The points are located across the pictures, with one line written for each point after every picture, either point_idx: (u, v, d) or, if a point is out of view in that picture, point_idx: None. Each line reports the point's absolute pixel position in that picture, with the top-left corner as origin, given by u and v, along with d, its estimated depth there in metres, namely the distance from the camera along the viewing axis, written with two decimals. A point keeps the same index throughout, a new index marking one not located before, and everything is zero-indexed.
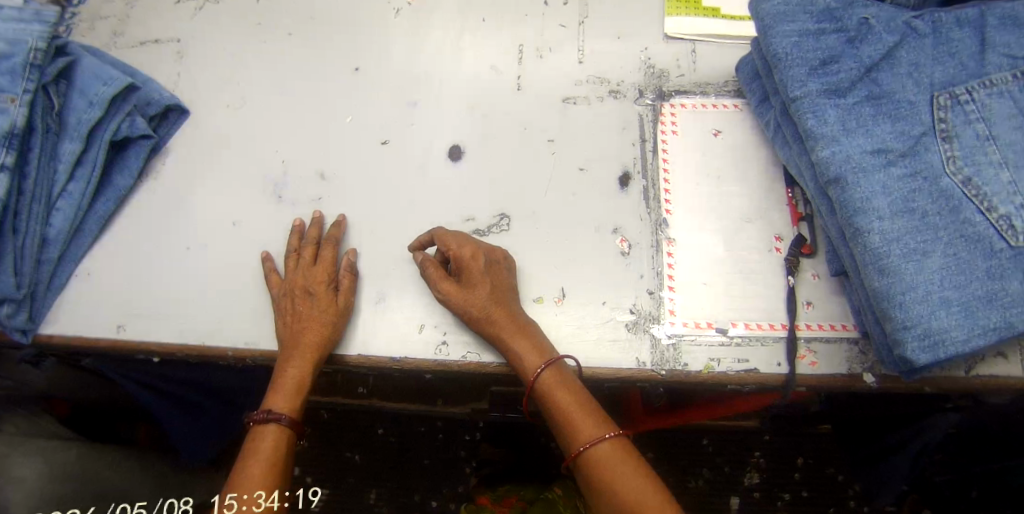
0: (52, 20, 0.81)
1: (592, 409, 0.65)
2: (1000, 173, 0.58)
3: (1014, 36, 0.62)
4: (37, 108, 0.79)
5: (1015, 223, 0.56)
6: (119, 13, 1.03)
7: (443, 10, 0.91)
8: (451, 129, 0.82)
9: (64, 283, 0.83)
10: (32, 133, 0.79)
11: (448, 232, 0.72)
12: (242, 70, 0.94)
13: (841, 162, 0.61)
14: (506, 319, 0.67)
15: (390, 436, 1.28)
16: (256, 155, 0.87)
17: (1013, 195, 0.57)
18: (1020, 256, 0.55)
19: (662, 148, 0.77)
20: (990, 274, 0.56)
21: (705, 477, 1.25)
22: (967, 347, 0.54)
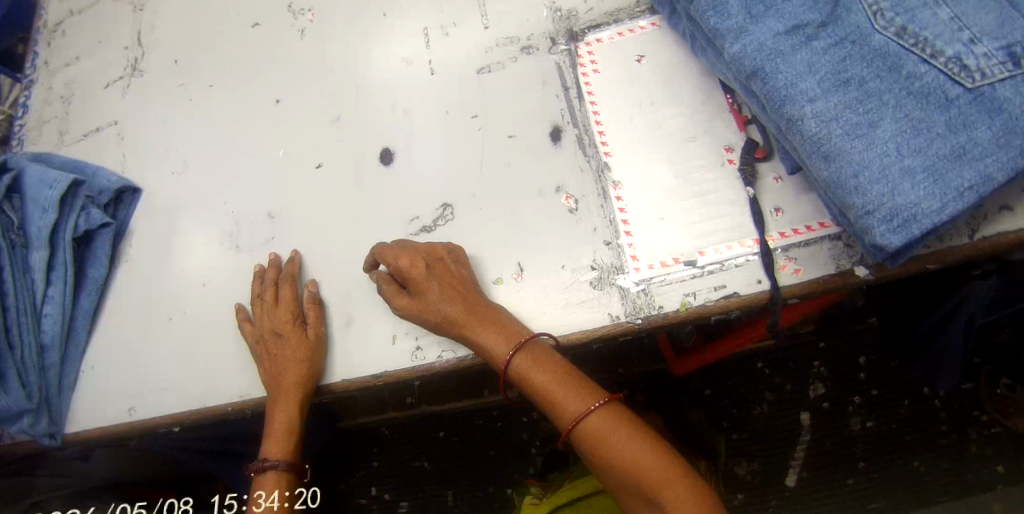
0: None
1: (574, 382, 0.62)
2: (938, 12, 0.52)
3: None
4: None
5: (966, 62, 0.50)
6: (60, 112, 1.08)
7: (345, 17, 0.88)
8: (377, 133, 0.80)
9: (74, 381, 0.87)
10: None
11: (388, 246, 0.69)
12: (177, 135, 0.95)
13: (755, 53, 0.56)
14: (465, 314, 0.65)
15: (452, 435, 1.30)
16: (207, 213, 0.88)
17: (956, 32, 0.51)
18: (980, 98, 0.49)
19: (587, 91, 0.73)
20: (951, 127, 0.49)
21: (766, 400, 1.18)
22: (944, 216, 0.48)
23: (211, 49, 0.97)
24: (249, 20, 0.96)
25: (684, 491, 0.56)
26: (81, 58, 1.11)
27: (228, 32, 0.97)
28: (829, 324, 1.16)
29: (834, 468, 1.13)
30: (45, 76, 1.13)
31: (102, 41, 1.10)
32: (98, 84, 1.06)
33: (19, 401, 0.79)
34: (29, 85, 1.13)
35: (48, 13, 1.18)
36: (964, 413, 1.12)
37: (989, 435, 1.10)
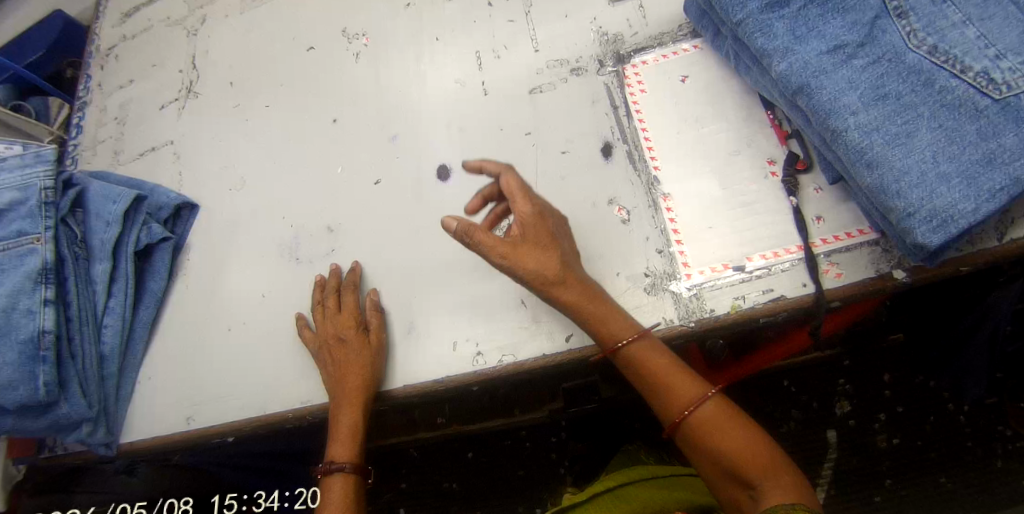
0: (52, 157, 0.85)
1: (686, 370, 0.66)
2: (965, 32, 0.56)
3: None
4: (62, 241, 0.84)
5: (994, 76, 0.54)
6: (114, 133, 1.11)
7: (399, 41, 0.94)
8: (433, 151, 0.85)
9: (131, 392, 0.88)
10: (64, 265, 0.84)
11: (518, 180, 0.67)
12: (234, 153, 0.99)
13: (801, 70, 0.60)
14: (576, 282, 0.65)
15: (480, 456, 1.32)
16: (266, 227, 0.92)
17: (984, 49, 0.55)
18: (1008, 108, 0.52)
19: (635, 109, 0.77)
20: (983, 135, 0.53)
21: (793, 419, 1.20)
22: (980, 217, 0.51)
23: (266, 73, 1.03)
24: (304, 44, 1.02)
25: (783, 480, 0.59)
26: (134, 80, 1.14)
27: (283, 56, 1.03)
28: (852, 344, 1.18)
29: (864, 482, 1.14)
30: (97, 97, 1.16)
31: (156, 65, 1.13)
32: (153, 105, 1.09)
33: (81, 410, 0.79)
34: (82, 106, 1.16)
35: (100, 37, 1.21)
36: (989, 428, 1.13)
37: (1013, 450, 1.11)
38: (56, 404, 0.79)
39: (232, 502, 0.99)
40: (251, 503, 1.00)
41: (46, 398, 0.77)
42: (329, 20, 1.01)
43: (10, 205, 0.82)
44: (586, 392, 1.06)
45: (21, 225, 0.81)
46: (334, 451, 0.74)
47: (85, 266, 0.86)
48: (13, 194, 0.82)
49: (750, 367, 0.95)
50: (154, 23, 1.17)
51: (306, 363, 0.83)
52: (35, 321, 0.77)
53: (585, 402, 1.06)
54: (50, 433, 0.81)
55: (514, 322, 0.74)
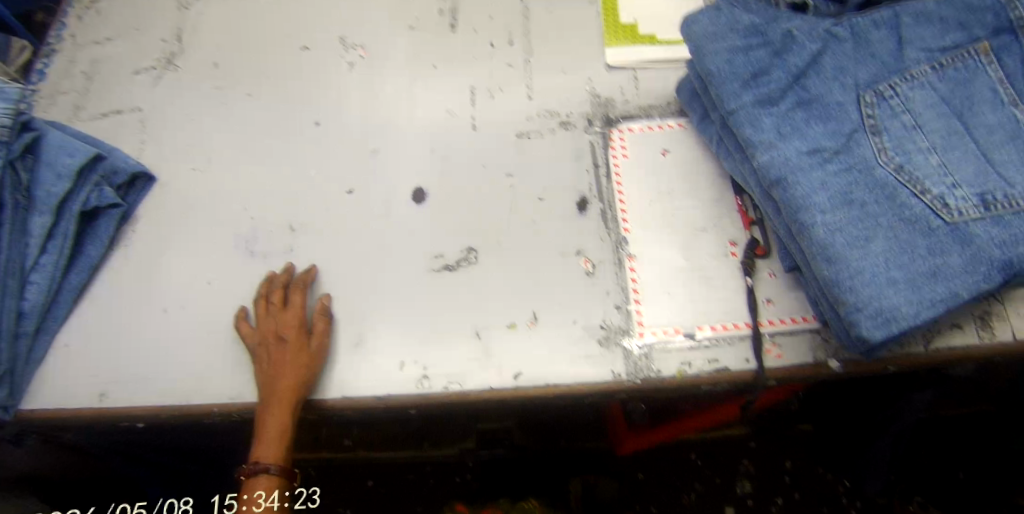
0: (15, 97, 0.85)
1: None
2: (929, 158, 0.68)
3: (925, 32, 0.73)
4: (6, 185, 0.83)
5: (947, 201, 0.65)
6: (81, 87, 1.08)
7: (397, 61, 0.90)
8: (409, 172, 0.82)
9: (42, 357, 0.86)
10: (2, 209, 0.82)
11: None
12: (206, 133, 0.94)
13: (780, 165, 0.70)
14: None
15: (381, 486, 1.18)
16: (222, 216, 0.88)
17: (941, 177, 0.66)
18: (955, 231, 0.63)
19: (615, 172, 0.80)
20: (932, 250, 0.63)
21: (694, 494, 1.17)
22: (918, 321, 0.61)
23: (251, 61, 0.97)
24: (298, 42, 0.96)
25: None
26: (113, 39, 1.11)
27: (272, 47, 0.97)
28: (760, 426, 1.17)
29: None
30: (69, 47, 1.13)
31: (139, 29, 1.10)
32: (128, 70, 1.05)
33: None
34: (49, 54, 1.13)
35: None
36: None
37: None
38: None
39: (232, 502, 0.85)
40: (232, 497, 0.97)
41: None
42: (329, 22, 0.96)
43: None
44: (500, 437, 1.07)
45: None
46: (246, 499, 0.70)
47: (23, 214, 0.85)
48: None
49: (668, 434, 1.02)
50: None
51: (243, 359, 0.81)
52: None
53: (496, 446, 1.08)
54: None
55: (466, 353, 0.74)
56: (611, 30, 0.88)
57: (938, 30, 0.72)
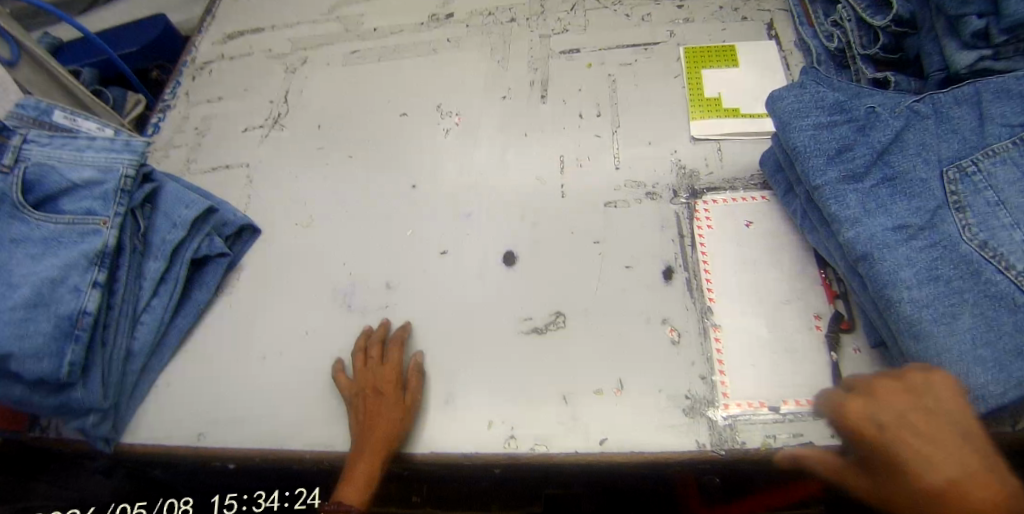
0: (140, 149, 0.93)
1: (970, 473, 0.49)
2: (1013, 234, 0.65)
3: (1008, 107, 0.71)
4: (127, 230, 0.91)
5: None
6: (192, 142, 1.19)
7: (489, 129, 0.96)
8: (500, 236, 0.87)
9: (145, 393, 0.93)
10: (122, 253, 0.90)
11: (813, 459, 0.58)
12: (308, 191, 1.03)
13: (866, 241, 0.70)
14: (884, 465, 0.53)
15: None
16: (324, 270, 0.94)
17: None
18: None
19: (700, 242, 0.83)
20: (1018, 329, 0.63)
21: None
22: (1003, 399, 0.62)
23: (352, 125, 1.07)
24: (396, 109, 1.05)
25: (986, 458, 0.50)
26: (223, 99, 1.24)
27: (372, 113, 1.06)
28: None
29: None
30: (183, 104, 1.26)
31: (248, 89, 1.23)
32: (237, 128, 1.16)
33: (92, 400, 0.82)
34: (165, 109, 1.26)
35: (199, 50, 1.36)
36: None
37: None
38: (72, 387, 0.82)
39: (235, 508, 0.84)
40: (251, 503, 0.95)
41: (66, 378, 0.80)
42: (426, 92, 1.05)
43: (87, 183, 0.89)
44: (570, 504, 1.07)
45: (92, 205, 0.88)
46: (918, 470, 0.50)
47: (138, 258, 0.93)
48: (94, 174, 0.90)
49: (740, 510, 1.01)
50: (256, 52, 1.30)
51: (335, 408, 0.85)
52: (79, 299, 0.83)
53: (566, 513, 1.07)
54: (54, 413, 0.84)
55: (552, 414, 0.76)
56: (696, 103, 0.91)
57: (1019, 104, 0.70)
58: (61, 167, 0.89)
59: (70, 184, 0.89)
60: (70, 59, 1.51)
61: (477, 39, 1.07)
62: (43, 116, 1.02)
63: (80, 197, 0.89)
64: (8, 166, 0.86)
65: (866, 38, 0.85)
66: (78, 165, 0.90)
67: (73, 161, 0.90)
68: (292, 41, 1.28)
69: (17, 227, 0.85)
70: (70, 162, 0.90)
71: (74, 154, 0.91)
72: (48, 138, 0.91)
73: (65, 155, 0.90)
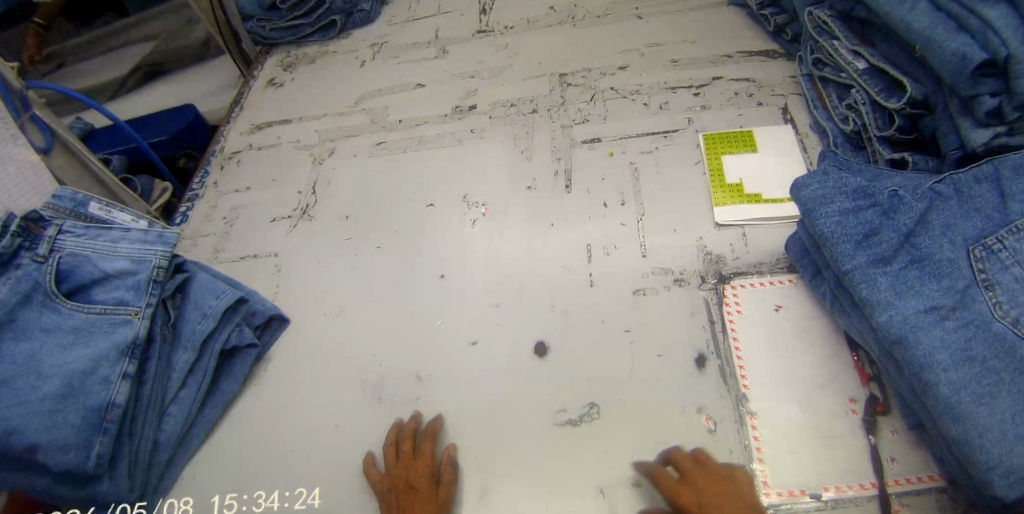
0: (173, 241, 0.94)
1: None
2: None
3: None
4: (158, 321, 0.91)
5: None
6: (219, 231, 1.22)
7: (515, 219, 1.00)
8: (531, 325, 0.87)
9: (168, 486, 0.91)
10: (152, 343, 0.91)
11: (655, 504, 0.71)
12: (339, 281, 1.06)
13: (900, 324, 0.69)
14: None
15: None
16: (354, 360, 0.95)
17: None
18: None
19: (730, 326, 0.83)
20: None
21: None
22: None
23: (382, 217, 1.12)
24: (424, 200, 1.11)
25: None
26: (251, 188, 1.28)
27: (401, 204, 1.12)
28: None
29: None
30: (212, 193, 1.31)
31: (277, 179, 1.28)
32: (266, 217, 1.21)
33: (120, 490, 0.82)
34: (193, 197, 1.31)
35: (228, 140, 1.43)
36: None
37: None
38: (99, 479, 0.81)
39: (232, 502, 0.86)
40: None
41: (92, 471, 0.79)
42: (451, 184, 1.11)
43: (120, 273, 0.89)
44: None
45: (125, 295, 0.89)
46: None
47: (167, 348, 0.93)
48: (128, 264, 0.90)
49: None
50: (284, 143, 1.37)
51: (366, 506, 0.83)
52: (109, 390, 0.83)
53: None
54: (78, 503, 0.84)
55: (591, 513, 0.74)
56: (719, 188, 0.94)
57: None
58: (95, 256, 0.89)
59: (103, 273, 0.89)
60: (101, 145, 1.57)
61: (500, 128, 1.16)
62: (78, 207, 1.00)
63: (113, 286, 0.89)
64: (42, 256, 0.86)
65: (881, 119, 0.86)
66: (112, 255, 0.90)
67: (107, 250, 0.90)
68: (319, 131, 1.36)
69: (50, 316, 0.85)
70: (104, 252, 0.90)
71: (108, 244, 0.90)
72: (84, 228, 0.90)
73: (100, 244, 0.90)
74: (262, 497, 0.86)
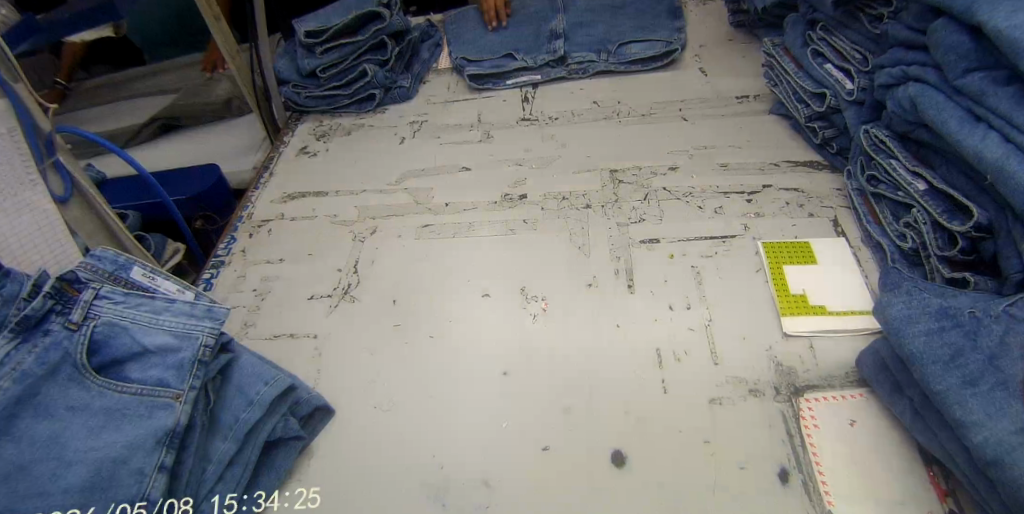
0: (222, 317, 0.87)
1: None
2: None
3: None
4: (200, 407, 0.84)
5: None
6: (249, 303, 1.19)
7: (579, 317, 1.02)
8: (603, 436, 0.87)
9: None
10: (190, 431, 0.83)
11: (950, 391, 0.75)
12: (386, 371, 1.02)
13: (993, 448, 0.65)
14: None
15: None
16: (411, 461, 0.90)
17: None
18: None
19: (810, 441, 0.82)
20: None
21: None
22: None
23: (434, 304, 1.11)
24: (479, 289, 1.11)
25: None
26: (285, 261, 1.26)
27: (453, 292, 1.12)
28: None
29: None
30: (239, 261, 1.28)
31: (313, 254, 1.27)
32: (303, 295, 1.18)
33: None
34: (218, 264, 1.29)
35: (256, 207, 1.41)
36: None
37: None
38: None
39: (234, 503, 0.84)
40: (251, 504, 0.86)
41: None
42: (509, 277, 1.12)
43: (161, 350, 0.82)
44: None
45: (165, 376, 0.81)
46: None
47: (204, 437, 0.85)
48: (170, 340, 0.83)
49: None
50: (319, 216, 1.36)
51: None
52: (141, 484, 0.76)
53: None
54: None
55: None
56: (784, 298, 0.97)
57: None
58: (132, 328, 0.82)
59: (141, 349, 0.82)
60: (117, 195, 1.53)
61: (555, 222, 1.21)
62: (118, 270, 0.89)
63: (150, 363, 0.82)
64: (76, 323, 0.78)
65: (941, 239, 0.87)
66: (152, 329, 0.83)
67: (147, 322, 0.83)
68: (359, 208, 1.36)
69: (76, 393, 0.77)
70: (144, 323, 0.82)
71: (149, 315, 0.83)
72: (122, 294, 0.83)
73: (140, 314, 0.83)
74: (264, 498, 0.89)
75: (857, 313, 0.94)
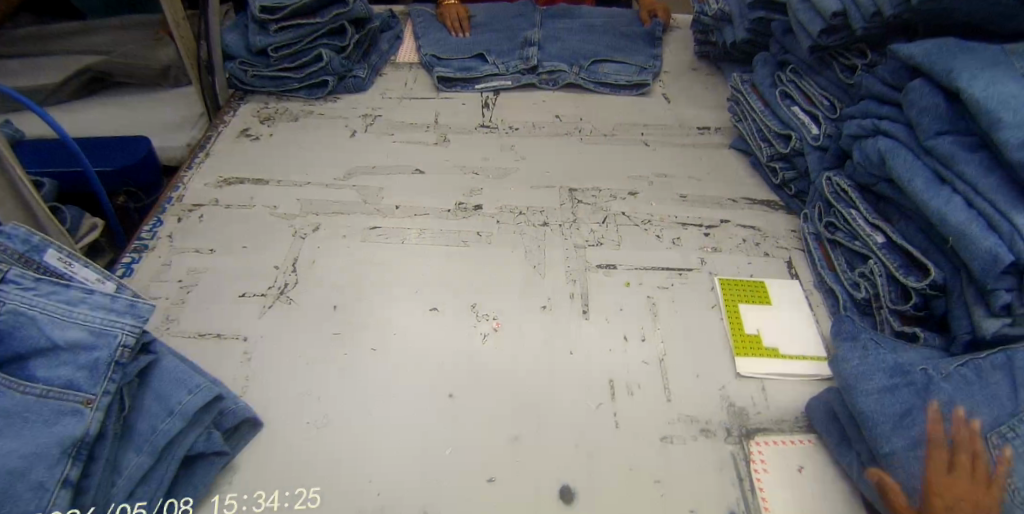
0: (147, 312, 0.77)
1: None
2: None
3: None
4: (112, 414, 0.73)
5: None
6: (171, 296, 1.06)
7: (532, 339, 0.98)
8: (554, 468, 0.82)
9: None
10: (100, 441, 0.72)
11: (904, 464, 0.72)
12: (322, 383, 0.93)
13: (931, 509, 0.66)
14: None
15: None
16: (343, 487, 0.82)
17: None
18: None
19: (759, 485, 0.81)
20: None
21: None
22: None
23: (379, 314, 1.03)
24: (427, 302, 1.05)
25: None
26: (215, 252, 1.15)
27: (399, 302, 1.05)
28: None
29: None
30: (162, 248, 1.15)
31: (248, 247, 1.16)
32: (233, 293, 1.07)
33: None
34: (140, 248, 1.15)
35: (187, 189, 1.28)
36: None
37: None
38: None
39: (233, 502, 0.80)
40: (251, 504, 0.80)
41: None
42: (462, 291, 1.06)
43: (73, 346, 0.71)
44: None
45: (75, 377, 0.70)
46: None
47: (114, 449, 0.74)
48: (84, 336, 0.72)
49: None
50: (257, 206, 1.25)
51: None
52: (42, 501, 0.63)
53: None
54: None
55: None
56: (738, 338, 0.97)
57: None
58: (41, 319, 0.70)
59: (49, 344, 0.70)
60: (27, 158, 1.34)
61: (510, 237, 1.16)
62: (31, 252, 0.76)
63: (58, 361, 0.70)
64: None
65: (895, 292, 0.90)
66: (64, 322, 0.71)
67: (58, 313, 0.72)
68: (301, 202, 1.26)
69: None
70: (54, 315, 0.71)
71: (62, 305, 0.72)
72: (31, 279, 0.72)
73: (51, 304, 0.72)
74: (262, 496, 0.81)
75: (807, 357, 0.95)
